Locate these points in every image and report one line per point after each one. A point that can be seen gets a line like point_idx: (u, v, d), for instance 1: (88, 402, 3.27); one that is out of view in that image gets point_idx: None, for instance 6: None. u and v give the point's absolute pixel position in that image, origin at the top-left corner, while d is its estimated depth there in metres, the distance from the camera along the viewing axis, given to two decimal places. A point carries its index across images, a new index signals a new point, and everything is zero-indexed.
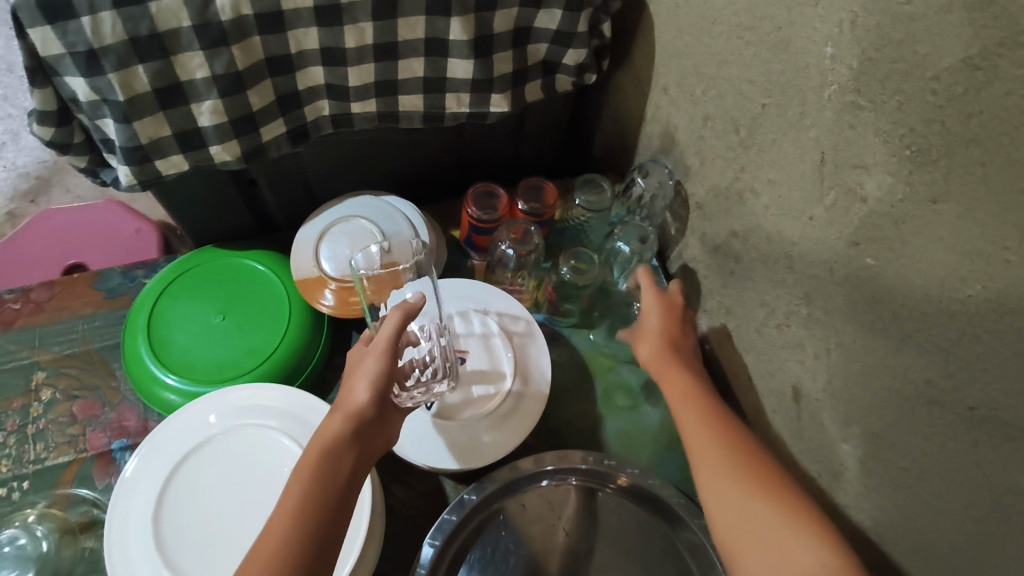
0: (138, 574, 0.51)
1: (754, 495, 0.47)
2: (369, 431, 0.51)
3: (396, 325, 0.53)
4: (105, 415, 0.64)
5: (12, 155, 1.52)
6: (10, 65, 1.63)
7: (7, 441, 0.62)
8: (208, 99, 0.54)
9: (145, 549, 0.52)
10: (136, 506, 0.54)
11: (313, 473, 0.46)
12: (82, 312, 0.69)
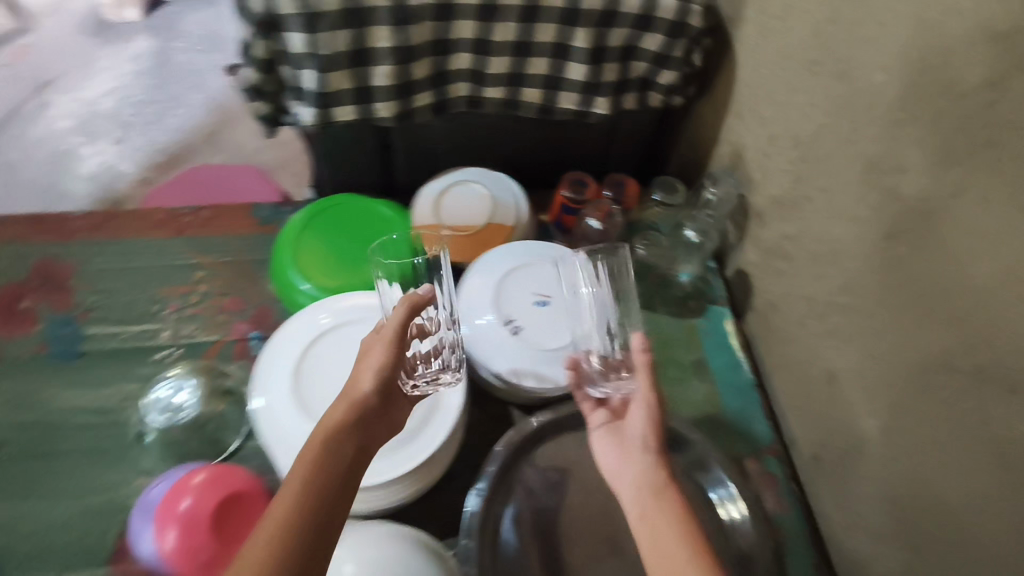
0: (279, 414, 0.65)
1: (681, 529, 0.49)
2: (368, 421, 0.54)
3: (404, 316, 0.58)
4: (247, 310, 0.79)
5: (155, 133, 1.77)
6: (166, 62, 1.92)
7: (169, 318, 0.78)
8: (383, 64, 0.70)
9: (284, 395, 0.66)
10: (279, 365, 0.68)
11: (318, 464, 0.48)
12: (237, 231, 0.85)
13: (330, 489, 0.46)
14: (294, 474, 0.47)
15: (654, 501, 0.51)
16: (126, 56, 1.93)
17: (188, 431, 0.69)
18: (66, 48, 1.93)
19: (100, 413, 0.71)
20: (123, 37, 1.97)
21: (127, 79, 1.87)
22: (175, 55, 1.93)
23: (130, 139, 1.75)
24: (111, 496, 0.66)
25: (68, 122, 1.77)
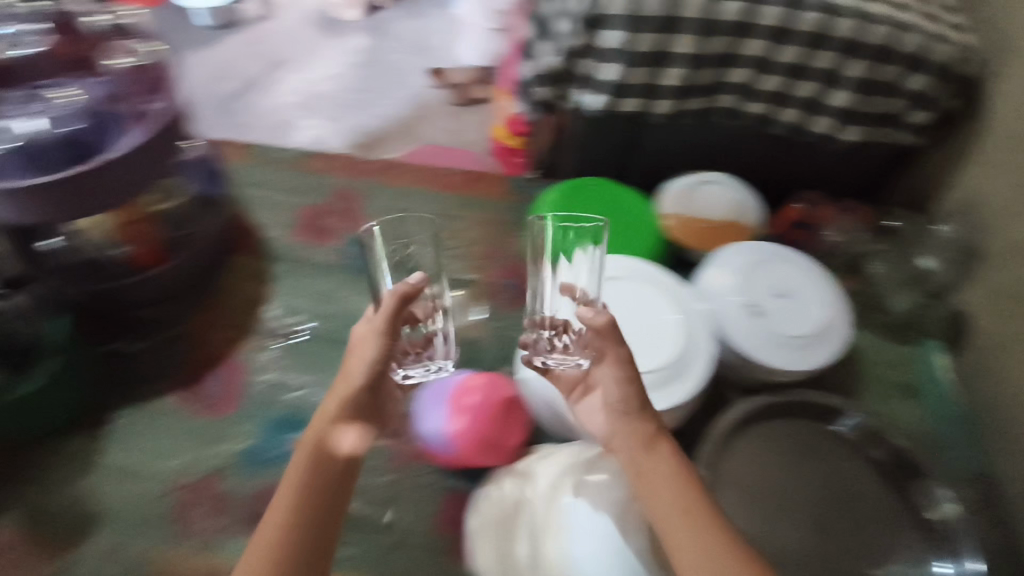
0: None
1: (677, 492, 0.51)
2: (359, 411, 0.56)
3: (393, 307, 0.57)
4: (502, 260, 0.91)
5: (362, 117, 2.00)
6: (382, 61, 2.19)
7: (436, 253, 0.90)
8: (677, 67, 0.81)
9: None
10: None
11: (311, 499, 0.49)
12: (496, 195, 0.98)
13: (316, 508, 0.49)
14: (297, 474, 0.50)
15: (646, 453, 0.54)
16: (348, 49, 2.20)
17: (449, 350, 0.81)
18: (296, 36, 2.22)
19: None
20: (344, 33, 2.25)
21: (344, 70, 2.13)
22: (392, 57, 2.19)
23: (342, 120, 1.97)
24: None
25: (295, 99, 2.01)
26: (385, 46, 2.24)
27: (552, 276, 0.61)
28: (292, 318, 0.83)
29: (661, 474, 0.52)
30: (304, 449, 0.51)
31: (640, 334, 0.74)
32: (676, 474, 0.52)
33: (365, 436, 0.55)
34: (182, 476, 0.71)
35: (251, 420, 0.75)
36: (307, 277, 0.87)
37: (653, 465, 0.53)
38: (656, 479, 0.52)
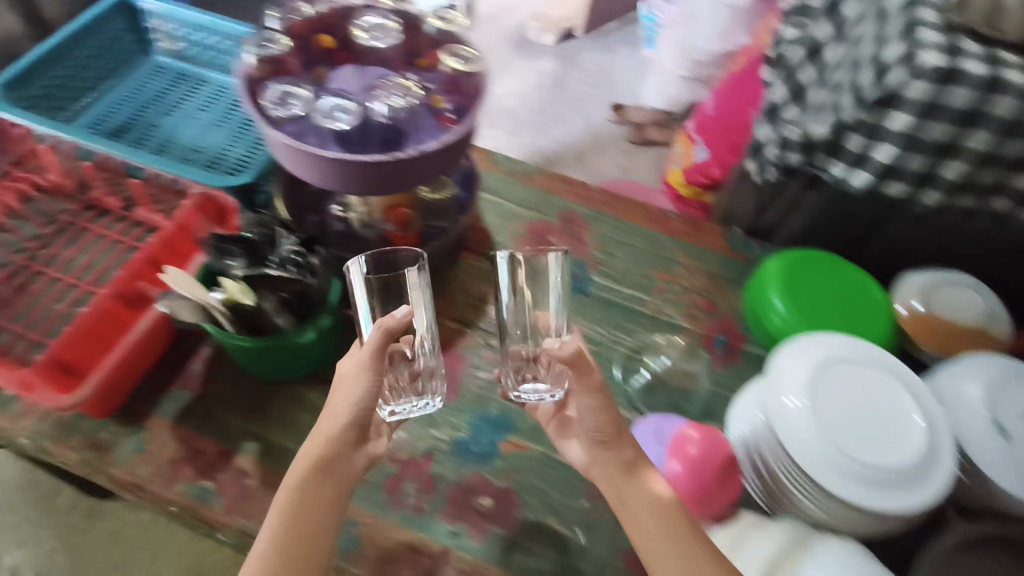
0: (787, 390, 0.72)
1: (661, 520, 0.59)
2: (346, 455, 0.61)
3: (376, 344, 0.60)
4: (717, 314, 0.91)
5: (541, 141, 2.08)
6: (565, 88, 2.26)
7: (653, 294, 0.92)
8: (960, 162, 0.81)
9: (797, 378, 0.73)
10: (802, 354, 0.75)
11: (293, 507, 0.58)
12: (714, 250, 0.99)
13: (306, 527, 0.58)
14: (283, 501, 0.59)
15: (627, 478, 0.62)
16: (535, 73, 2.30)
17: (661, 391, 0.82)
18: (491, 50, 2.33)
19: (597, 346, 0.86)
20: (534, 55, 2.35)
21: (529, 90, 2.23)
22: (574, 87, 2.28)
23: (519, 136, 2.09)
24: None
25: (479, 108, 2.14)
26: (570, 73, 2.32)
27: (514, 296, 0.66)
28: None
29: (651, 495, 0.61)
30: (301, 466, 0.60)
31: (880, 435, 0.70)
32: (666, 528, 0.59)
33: (350, 476, 0.61)
34: (404, 450, 0.75)
35: (467, 412, 0.78)
36: None
37: (634, 509, 0.60)
38: (641, 524, 0.60)
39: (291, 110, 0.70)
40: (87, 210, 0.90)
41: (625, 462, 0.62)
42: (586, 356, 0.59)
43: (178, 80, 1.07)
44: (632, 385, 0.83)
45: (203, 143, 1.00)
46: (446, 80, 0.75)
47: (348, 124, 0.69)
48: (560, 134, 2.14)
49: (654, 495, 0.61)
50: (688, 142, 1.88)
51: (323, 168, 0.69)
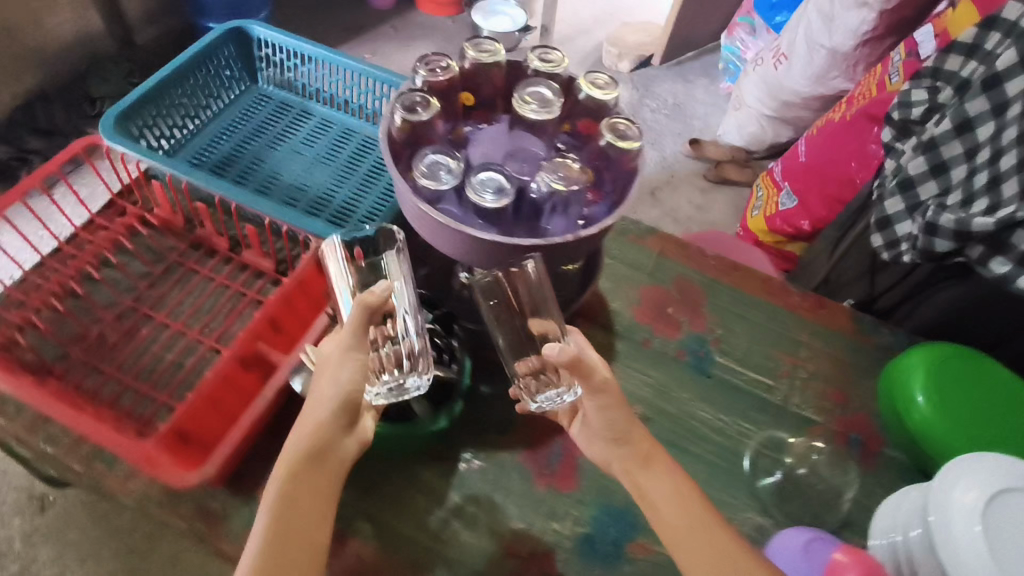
0: (975, 517, 0.63)
1: (696, 515, 0.59)
2: (332, 445, 0.59)
3: (359, 318, 0.60)
4: (850, 407, 0.84)
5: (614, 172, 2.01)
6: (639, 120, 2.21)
7: (781, 379, 0.85)
8: None
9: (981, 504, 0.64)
10: (983, 474, 0.65)
11: (279, 502, 0.55)
12: (843, 331, 0.92)
13: (305, 513, 0.55)
14: (268, 498, 0.56)
15: (641, 470, 0.61)
16: None
17: (795, 495, 0.76)
18: None
19: (724, 436, 0.80)
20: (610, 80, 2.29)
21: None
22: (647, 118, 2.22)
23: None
24: (729, 518, 0.74)
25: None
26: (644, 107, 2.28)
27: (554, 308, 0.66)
28: (633, 404, 0.81)
29: (656, 479, 0.61)
30: (290, 455, 0.57)
31: None
32: (703, 523, 0.59)
33: (337, 468, 0.59)
34: (523, 545, 0.69)
35: (588, 505, 0.73)
36: (650, 366, 0.84)
37: (663, 504, 0.60)
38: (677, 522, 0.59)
39: (444, 184, 0.64)
40: (191, 249, 0.86)
41: (630, 452, 0.62)
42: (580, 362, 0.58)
43: (281, 111, 1.03)
44: (761, 484, 0.77)
45: (307, 182, 0.95)
46: (604, 155, 0.68)
47: (506, 203, 0.63)
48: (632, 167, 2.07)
49: (672, 482, 0.61)
50: (773, 188, 1.81)
51: (475, 248, 0.64)
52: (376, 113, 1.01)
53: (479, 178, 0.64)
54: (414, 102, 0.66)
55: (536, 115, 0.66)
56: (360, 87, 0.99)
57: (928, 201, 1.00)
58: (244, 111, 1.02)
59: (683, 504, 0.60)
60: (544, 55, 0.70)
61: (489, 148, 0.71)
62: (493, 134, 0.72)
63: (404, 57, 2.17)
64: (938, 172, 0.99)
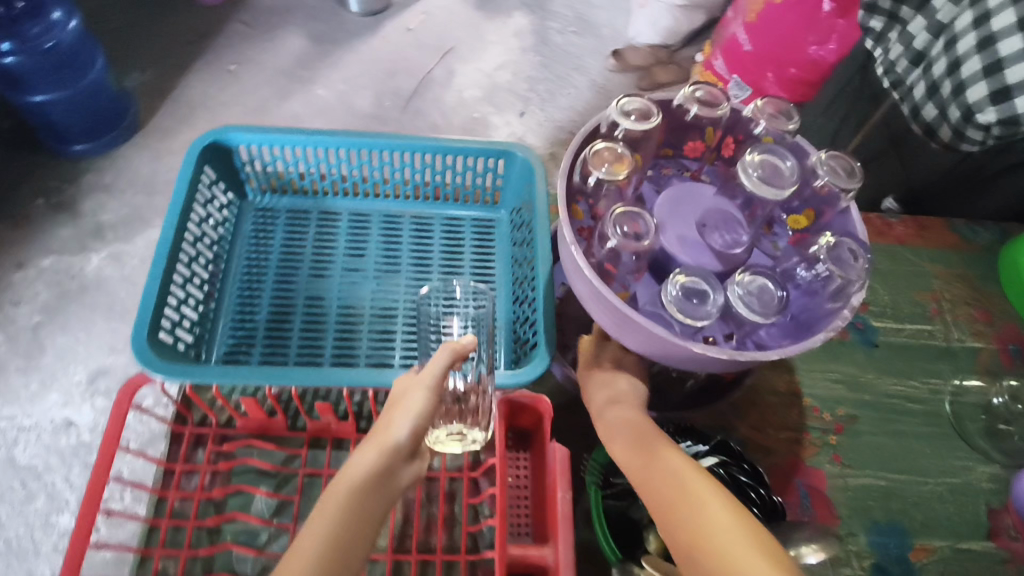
0: None
1: (639, 434, 0.54)
2: (395, 474, 0.50)
3: (445, 362, 0.55)
4: (997, 322, 0.88)
5: (553, 109, 1.78)
6: (547, 40, 1.93)
7: (933, 320, 0.87)
8: None
9: None
10: None
11: (333, 526, 0.45)
12: (951, 246, 0.94)
13: (361, 527, 0.46)
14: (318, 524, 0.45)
15: (603, 409, 0.59)
16: (510, 31, 1.93)
17: (1006, 430, 0.79)
18: (456, 17, 1.94)
19: (921, 402, 0.80)
20: (503, 11, 1.98)
21: (518, 55, 1.88)
22: (553, 35, 1.95)
23: (532, 113, 1.76)
24: (970, 482, 0.76)
25: (477, 92, 1.77)
26: (545, 23, 1.98)
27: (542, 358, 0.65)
28: (837, 409, 0.78)
29: (613, 420, 0.57)
30: (355, 475, 0.48)
31: None
32: (640, 439, 0.54)
33: (392, 505, 0.49)
34: None
35: (860, 532, 0.71)
36: (829, 362, 0.81)
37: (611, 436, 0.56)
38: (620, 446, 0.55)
39: (705, 304, 0.52)
40: (315, 448, 0.66)
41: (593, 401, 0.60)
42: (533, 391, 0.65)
43: (296, 221, 0.80)
44: (972, 431, 0.79)
45: (387, 301, 0.75)
46: (813, 192, 0.61)
47: (777, 313, 0.51)
48: (569, 91, 1.82)
49: (624, 413, 0.57)
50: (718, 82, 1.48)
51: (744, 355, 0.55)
52: (417, 185, 0.81)
53: (736, 279, 0.53)
54: (619, 217, 0.54)
55: (763, 190, 0.53)
56: (388, 162, 0.79)
57: (940, 81, 0.79)
58: (253, 239, 0.78)
59: (631, 430, 0.55)
60: (703, 98, 0.61)
61: (675, 218, 0.60)
62: (684, 188, 0.62)
63: (274, 55, 1.77)
64: (946, 45, 0.77)
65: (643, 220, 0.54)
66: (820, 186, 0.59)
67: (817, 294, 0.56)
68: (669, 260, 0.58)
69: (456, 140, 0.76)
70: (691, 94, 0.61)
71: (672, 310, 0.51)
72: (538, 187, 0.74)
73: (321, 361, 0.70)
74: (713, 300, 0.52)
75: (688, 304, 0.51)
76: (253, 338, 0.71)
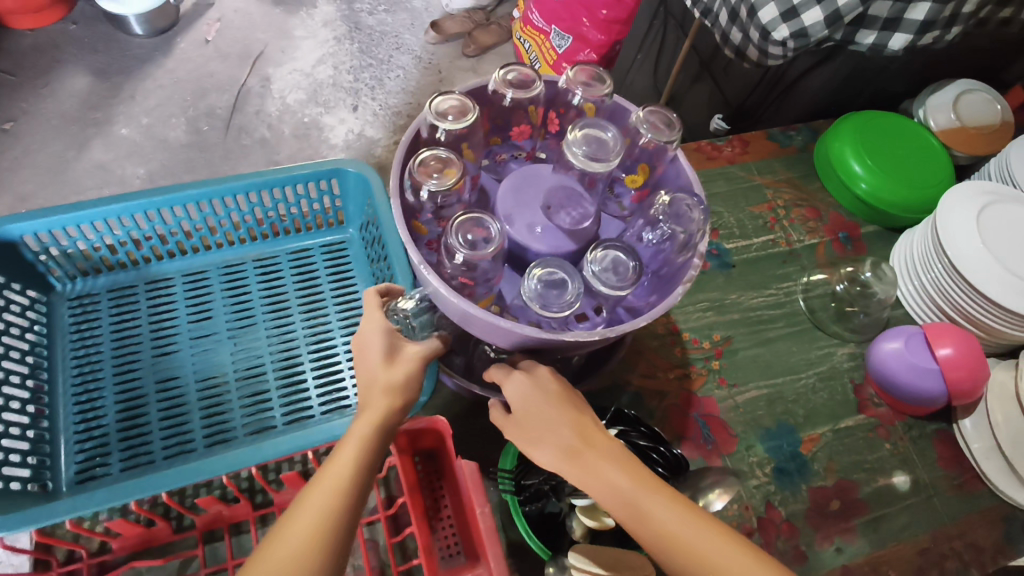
0: (962, 256, 0.83)
1: (579, 419, 0.49)
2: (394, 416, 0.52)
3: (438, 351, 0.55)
4: (824, 216, 0.97)
5: (385, 95, 1.71)
6: (360, 24, 1.84)
7: (774, 228, 0.94)
8: (964, 81, 1.02)
9: (957, 244, 0.83)
10: (953, 225, 0.84)
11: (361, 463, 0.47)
12: (773, 155, 1.01)
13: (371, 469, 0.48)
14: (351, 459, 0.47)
15: (525, 389, 0.52)
16: (318, 22, 1.81)
17: (852, 312, 0.88)
18: (255, 19, 1.78)
19: (779, 307, 0.87)
20: (305, 2, 1.84)
21: (333, 46, 1.77)
22: (366, 17, 1.85)
23: (365, 105, 1.67)
24: (833, 367, 0.84)
25: (300, 94, 1.66)
26: (353, 6, 1.87)
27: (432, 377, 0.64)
28: (713, 335, 0.83)
29: (603, 472, 0.46)
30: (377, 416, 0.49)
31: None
32: (587, 429, 0.49)
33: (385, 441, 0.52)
34: (752, 517, 0.72)
35: (756, 442, 0.77)
36: (696, 291, 0.86)
37: (551, 423, 0.49)
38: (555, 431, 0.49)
39: (563, 293, 0.52)
40: (211, 542, 0.61)
41: (563, 443, 0.48)
42: (424, 419, 0.62)
43: (121, 301, 0.71)
44: (825, 321, 0.87)
45: (251, 358, 0.69)
46: (642, 149, 0.62)
47: (634, 282, 0.53)
48: (396, 74, 1.76)
49: (557, 394, 0.51)
50: (539, 35, 1.49)
51: (618, 325, 0.56)
52: (249, 226, 0.75)
53: (592, 258, 0.54)
54: (464, 226, 0.52)
55: (596, 166, 0.57)
56: (209, 211, 0.71)
57: (737, 6, 0.87)
58: (75, 336, 0.69)
59: (573, 418, 0.49)
60: (516, 81, 0.60)
61: (520, 206, 0.60)
62: (523, 173, 0.61)
63: (56, 101, 1.54)
64: None
65: (486, 223, 0.53)
66: (647, 143, 0.60)
67: (670, 252, 0.58)
68: (525, 250, 0.58)
69: (277, 170, 0.70)
70: (502, 78, 0.59)
71: (535, 307, 0.51)
72: (378, 199, 0.70)
73: (193, 447, 0.64)
74: (571, 286, 0.53)
75: (546, 301, 0.52)
76: (106, 446, 0.63)
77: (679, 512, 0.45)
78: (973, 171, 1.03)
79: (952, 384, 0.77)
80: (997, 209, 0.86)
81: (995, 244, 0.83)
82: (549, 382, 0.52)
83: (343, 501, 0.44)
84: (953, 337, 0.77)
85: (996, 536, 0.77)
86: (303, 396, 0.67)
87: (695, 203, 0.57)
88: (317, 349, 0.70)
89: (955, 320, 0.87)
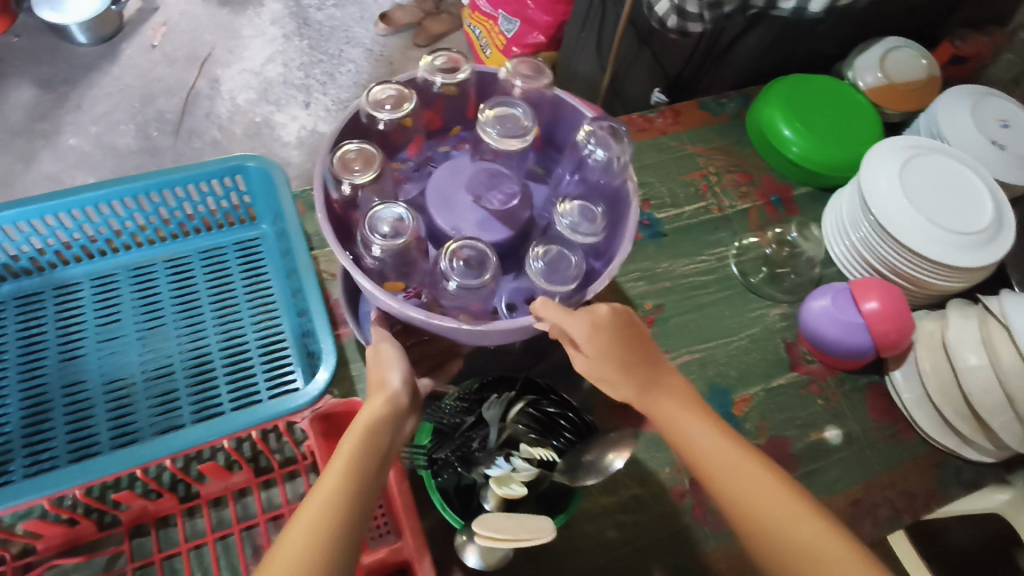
0: (888, 210, 0.83)
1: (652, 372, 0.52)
2: (402, 420, 0.50)
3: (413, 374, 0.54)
4: (757, 181, 0.97)
5: (337, 90, 1.70)
6: (309, 19, 1.82)
7: (706, 196, 0.94)
8: (890, 38, 1.02)
9: (880, 201, 0.84)
10: (881, 180, 0.85)
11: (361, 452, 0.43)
12: (706, 123, 1.02)
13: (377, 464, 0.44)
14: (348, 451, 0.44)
15: (593, 333, 0.52)
16: (266, 19, 1.79)
17: (782, 274, 0.89)
18: (202, 21, 1.76)
19: (713, 272, 0.88)
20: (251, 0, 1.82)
21: (282, 44, 1.75)
22: (315, 13, 1.84)
23: (317, 100, 1.66)
24: (765, 328, 0.85)
25: (250, 93, 1.64)
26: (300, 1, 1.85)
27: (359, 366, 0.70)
28: (645, 304, 0.84)
29: (676, 412, 0.50)
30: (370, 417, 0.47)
31: (966, 208, 0.83)
32: (668, 387, 0.51)
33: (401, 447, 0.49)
34: None
35: None
36: (627, 262, 0.86)
37: (626, 371, 0.52)
38: (635, 376, 0.51)
39: (566, 264, 0.58)
40: (138, 537, 0.62)
41: (636, 387, 0.51)
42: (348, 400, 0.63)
43: (27, 309, 0.71)
44: (757, 282, 0.88)
45: (159, 359, 0.69)
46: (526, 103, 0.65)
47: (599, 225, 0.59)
48: (347, 67, 1.74)
49: (628, 343, 0.52)
50: (487, 20, 1.52)
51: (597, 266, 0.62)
52: (156, 226, 0.75)
53: (563, 213, 0.59)
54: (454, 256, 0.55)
55: (512, 142, 0.58)
56: (112, 213, 0.72)
57: None
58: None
59: (651, 372, 0.52)
60: (388, 98, 0.58)
61: (457, 213, 0.62)
62: (446, 172, 0.64)
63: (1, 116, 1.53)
64: None
65: (466, 246, 0.56)
66: (521, 93, 0.63)
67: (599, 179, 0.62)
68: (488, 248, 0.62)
69: (178, 169, 0.71)
70: (373, 100, 0.58)
71: (543, 284, 0.56)
72: (282, 194, 0.71)
73: (100, 450, 0.64)
74: (571, 257, 0.58)
75: (554, 275, 0.57)
76: (10, 455, 0.63)
77: (764, 477, 0.45)
78: (905, 127, 1.04)
79: (880, 337, 0.78)
80: (919, 163, 0.86)
81: (917, 197, 0.84)
82: (610, 323, 0.52)
83: (350, 490, 0.40)
84: (879, 290, 0.78)
85: (929, 483, 0.78)
86: (213, 393, 0.67)
87: (612, 127, 0.61)
88: (228, 347, 0.71)
89: (883, 273, 0.87)
